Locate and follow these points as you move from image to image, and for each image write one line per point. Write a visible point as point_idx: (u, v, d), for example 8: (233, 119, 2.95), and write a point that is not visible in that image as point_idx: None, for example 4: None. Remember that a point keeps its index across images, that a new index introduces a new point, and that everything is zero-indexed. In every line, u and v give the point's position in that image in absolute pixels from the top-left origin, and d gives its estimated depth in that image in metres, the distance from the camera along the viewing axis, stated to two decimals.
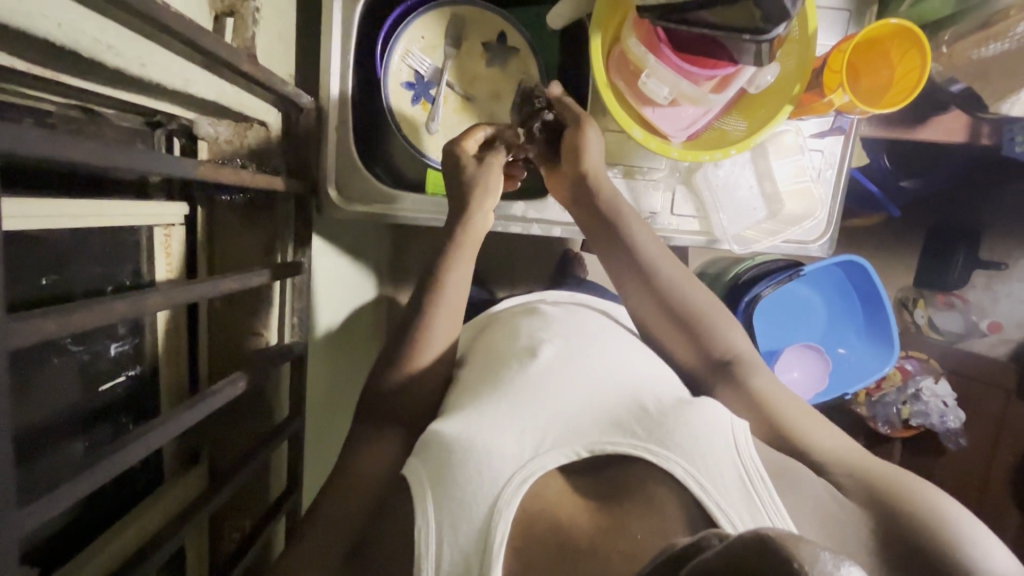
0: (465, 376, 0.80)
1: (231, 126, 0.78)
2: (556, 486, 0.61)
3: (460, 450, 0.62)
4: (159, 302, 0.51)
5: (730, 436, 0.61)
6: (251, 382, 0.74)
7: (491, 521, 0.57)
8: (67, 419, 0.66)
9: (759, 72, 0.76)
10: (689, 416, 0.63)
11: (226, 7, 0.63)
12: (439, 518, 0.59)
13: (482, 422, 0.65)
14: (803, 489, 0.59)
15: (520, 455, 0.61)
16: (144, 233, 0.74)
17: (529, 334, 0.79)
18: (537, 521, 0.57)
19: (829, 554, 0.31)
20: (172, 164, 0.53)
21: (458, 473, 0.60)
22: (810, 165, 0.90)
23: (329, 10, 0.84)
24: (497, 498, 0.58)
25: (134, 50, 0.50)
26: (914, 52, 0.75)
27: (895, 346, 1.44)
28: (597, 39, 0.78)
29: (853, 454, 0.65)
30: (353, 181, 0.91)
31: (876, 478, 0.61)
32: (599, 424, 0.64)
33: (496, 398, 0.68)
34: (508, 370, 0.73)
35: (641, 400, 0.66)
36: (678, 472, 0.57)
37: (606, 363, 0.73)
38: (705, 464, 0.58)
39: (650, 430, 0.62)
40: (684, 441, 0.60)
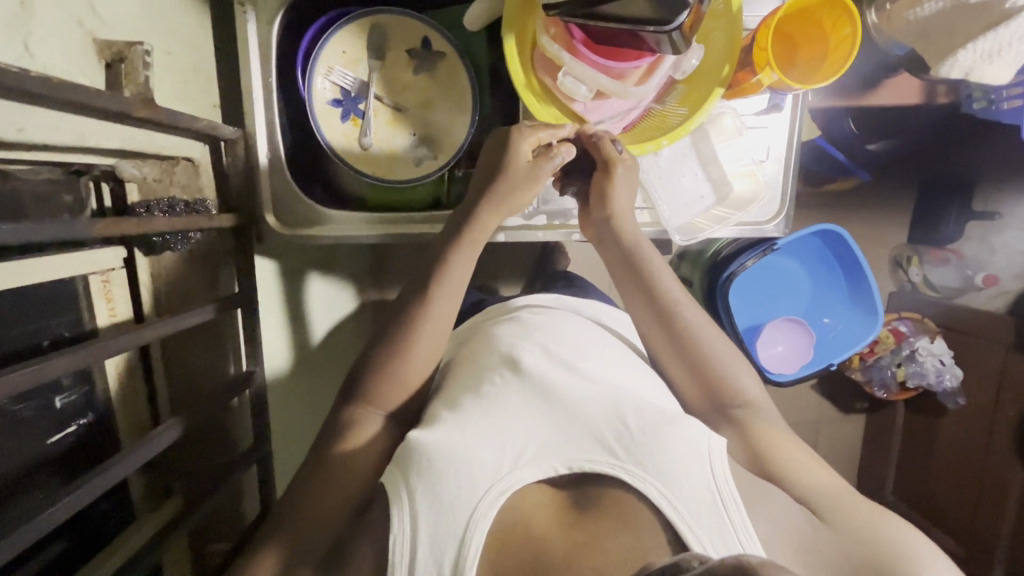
0: (449, 383, 0.79)
1: (156, 166, 0.78)
2: (535, 500, 0.61)
3: (439, 458, 0.61)
4: (65, 365, 0.55)
5: (706, 457, 0.61)
6: (191, 423, 0.75)
7: (466, 535, 0.57)
8: (20, 473, 0.68)
9: (683, 58, 0.73)
10: (667, 435, 0.62)
11: (115, 53, 0.62)
12: (416, 528, 0.58)
13: (462, 436, 0.64)
14: (776, 510, 0.61)
15: (497, 468, 0.61)
16: (79, 282, 0.75)
17: (510, 343, 0.78)
18: (513, 533, 0.58)
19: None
20: (55, 228, 0.53)
21: (438, 482, 0.60)
22: (753, 146, 0.87)
23: (244, 35, 0.83)
24: (473, 512, 0.58)
25: (6, 117, 0.50)
26: (845, 19, 0.71)
27: (879, 314, 1.41)
28: (510, 41, 0.74)
29: (832, 486, 0.68)
30: (293, 207, 0.91)
31: (853, 512, 0.64)
32: (578, 440, 0.64)
33: (477, 410, 0.68)
34: (488, 382, 0.73)
35: (621, 411, 0.66)
36: (652, 494, 0.58)
37: (586, 373, 0.73)
38: (681, 486, 0.58)
39: (629, 449, 0.62)
40: (662, 463, 0.60)
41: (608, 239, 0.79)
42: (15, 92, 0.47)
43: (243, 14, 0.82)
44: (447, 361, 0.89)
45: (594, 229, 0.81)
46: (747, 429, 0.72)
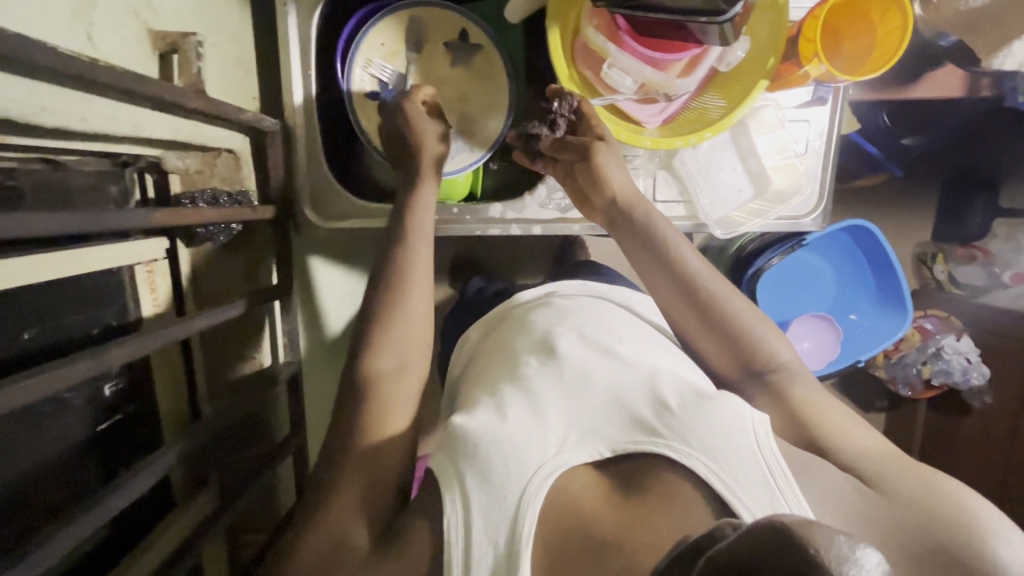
0: (483, 372, 0.79)
1: (198, 157, 0.79)
2: (582, 481, 0.60)
3: (485, 443, 0.61)
4: (131, 351, 0.54)
5: (750, 432, 0.59)
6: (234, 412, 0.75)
7: (516, 518, 0.55)
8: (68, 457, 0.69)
9: (728, 49, 0.73)
10: (711, 411, 0.61)
11: (168, 44, 0.62)
12: (463, 510, 0.57)
13: (505, 419, 0.63)
14: (827, 480, 0.58)
15: (543, 452, 0.61)
16: (125, 273, 0.75)
17: (545, 328, 0.78)
18: (561, 512, 0.57)
19: (843, 538, 0.32)
20: (121, 216, 0.53)
21: (483, 463, 0.59)
22: (793, 139, 0.86)
23: (285, 28, 0.83)
24: (523, 493, 0.57)
25: (72, 107, 0.50)
26: (896, 10, 0.70)
27: (908, 308, 1.40)
28: (554, 33, 0.74)
29: (882, 448, 0.62)
30: (329, 199, 0.91)
31: (910, 476, 0.58)
32: (620, 421, 0.63)
33: (518, 395, 0.67)
34: (525, 366, 0.72)
35: (661, 391, 0.65)
36: (699, 469, 0.56)
37: (625, 355, 0.72)
38: (728, 459, 0.57)
39: (671, 425, 0.60)
40: (706, 438, 0.58)
41: (620, 221, 0.76)
42: (85, 81, 0.48)
43: (284, 7, 0.83)
44: (478, 353, 0.88)
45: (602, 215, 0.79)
46: (783, 396, 0.67)
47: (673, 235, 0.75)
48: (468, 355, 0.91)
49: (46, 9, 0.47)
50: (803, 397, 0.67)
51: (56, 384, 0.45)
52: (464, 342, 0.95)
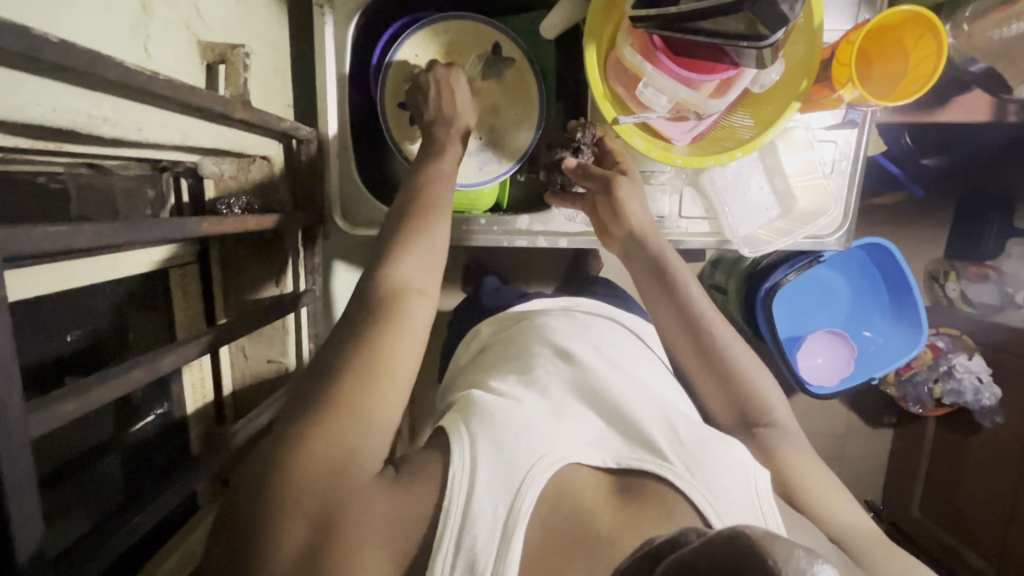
0: (496, 366, 0.79)
1: (234, 163, 0.80)
2: (584, 477, 0.59)
3: (501, 421, 0.60)
4: (176, 359, 0.53)
5: (753, 480, 0.60)
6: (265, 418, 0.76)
7: (516, 497, 0.54)
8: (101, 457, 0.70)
9: (763, 72, 0.74)
10: (717, 452, 0.62)
11: (217, 55, 0.64)
12: (476, 466, 0.55)
13: (523, 409, 0.64)
14: (813, 539, 0.59)
15: (555, 441, 0.60)
16: (160, 276, 0.76)
17: (563, 337, 0.78)
18: (561, 502, 0.56)
19: (804, 552, 0.35)
20: (176, 224, 0.53)
21: (500, 437, 0.58)
22: (822, 159, 0.87)
23: (322, 37, 0.84)
24: (529, 472, 0.56)
25: (130, 117, 0.51)
26: (929, 37, 0.71)
27: (923, 328, 1.38)
28: (591, 51, 0.76)
29: (861, 525, 0.66)
30: (358, 207, 0.91)
31: (884, 559, 0.62)
32: (627, 438, 0.63)
33: (535, 395, 0.68)
34: (543, 367, 0.73)
35: (674, 420, 0.65)
36: (698, 502, 0.57)
37: (637, 380, 0.73)
38: (726, 501, 0.57)
39: (678, 453, 0.61)
40: (711, 474, 0.59)
41: (635, 253, 0.79)
42: (146, 94, 0.49)
43: (322, 16, 0.84)
44: (479, 355, 0.88)
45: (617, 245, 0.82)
46: (774, 453, 0.68)
47: (684, 269, 0.77)
48: (476, 352, 0.90)
49: (110, 22, 0.48)
50: (796, 459, 0.68)
51: (121, 386, 0.45)
52: (473, 336, 0.95)
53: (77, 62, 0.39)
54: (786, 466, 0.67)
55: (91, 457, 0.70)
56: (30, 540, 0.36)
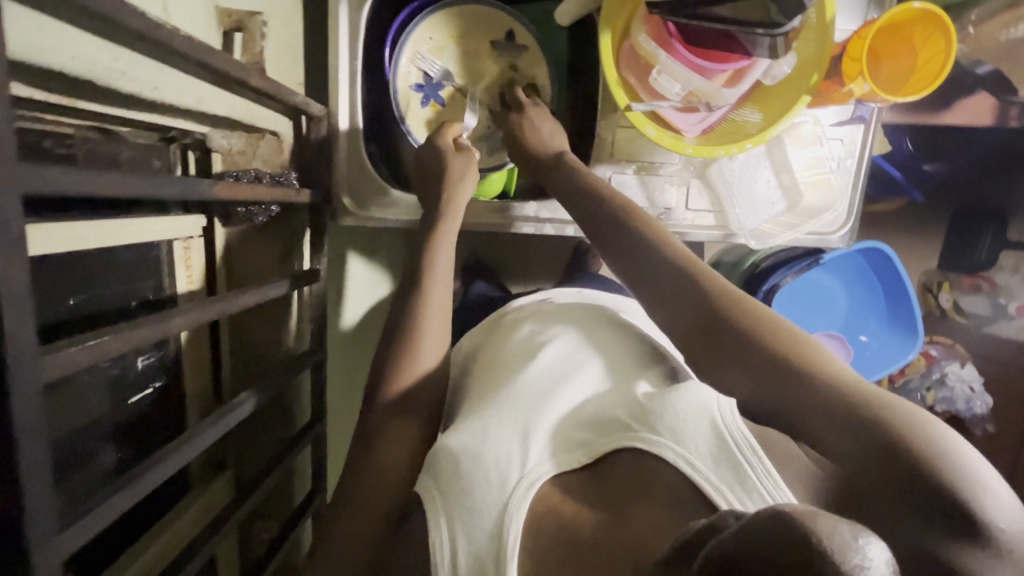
0: (473, 385, 0.79)
1: (243, 138, 0.79)
2: (563, 487, 0.58)
3: (464, 461, 0.61)
4: (182, 322, 0.52)
5: (715, 410, 0.56)
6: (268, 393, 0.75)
7: (502, 528, 0.55)
8: (96, 432, 0.68)
9: (775, 64, 0.76)
10: (672, 400, 0.58)
11: (234, 22, 0.63)
12: (450, 526, 0.57)
13: (484, 433, 0.63)
14: (807, 458, 0.53)
15: (521, 460, 0.60)
16: (163, 248, 0.75)
17: (530, 344, 0.78)
18: (545, 519, 0.55)
19: (847, 528, 0.32)
20: (189, 185, 0.52)
21: (465, 483, 0.59)
22: (829, 155, 0.88)
23: (336, 17, 0.84)
24: (505, 504, 0.56)
25: (148, 74, 0.51)
26: (939, 36, 0.72)
27: (919, 332, 1.41)
28: (606, 37, 0.76)
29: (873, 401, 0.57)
30: (366, 188, 0.91)
31: None
32: (594, 426, 0.62)
33: (495, 408, 0.67)
34: (507, 379, 0.72)
35: (633, 396, 0.63)
36: (670, 457, 0.53)
37: (605, 371, 0.72)
38: (693, 442, 0.53)
39: (640, 417, 0.58)
40: (673, 424, 0.56)
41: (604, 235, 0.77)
42: (167, 51, 0.49)
43: None
44: (467, 363, 0.88)
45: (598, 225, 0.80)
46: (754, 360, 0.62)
47: (621, 202, 0.76)
48: (464, 358, 0.90)
49: None
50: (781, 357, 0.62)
51: (127, 341, 0.44)
52: (455, 353, 0.94)
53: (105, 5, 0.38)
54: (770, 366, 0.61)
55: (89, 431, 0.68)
56: (34, 485, 0.35)
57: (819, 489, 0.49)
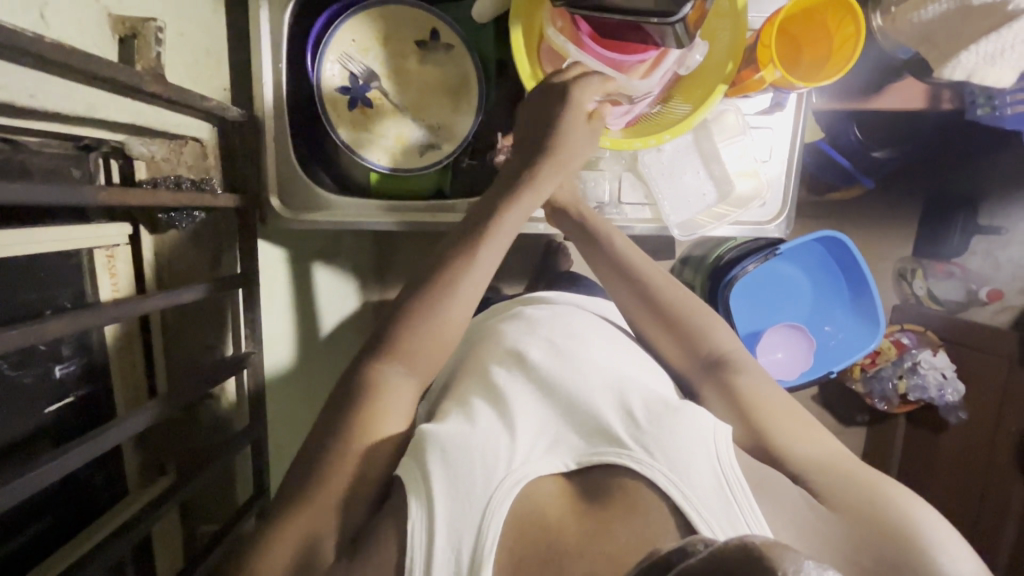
0: (456, 381, 0.79)
1: (164, 145, 0.79)
2: (546, 490, 0.60)
3: (453, 452, 0.60)
4: (60, 327, 0.53)
5: (710, 442, 0.61)
6: (189, 397, 0.75)
7: (482, 524, 0.56)
8: (22, 439, 0.69)
9: (687, 54, 0.74)
10: (673, 424, 0.62)
11: (128, 29, 0.63)
12: (432, 517, 0.55)
13: (475, 432, 0.63)
14: (781, 492, 0.60)
15: (509, 461, 0.61)
16: (84, 255, 0.75)
17: (518, 341, 0.78)
18: (530, 522, 0.57)
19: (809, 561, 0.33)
20: (68, 192, 0.53)
21: (453, 474, 0.58)
22: (756, 145, 0.88)
23: (256, 22, 0.84)
24: (490, 500, 0.57)
25: (19, 83, 0.51)
26: (849, 21, 0.71)
27: (881, 325, 1.39)
28: (517, 32, 0.75)
29: (829, 454, 0.66)
30: (296, 191, 0.91)
31: (855, 476, 0.62)
32: (587, 433, 0.64)
33: (486, 409, 0.67)
34: (497, 377, 0.72)
35: (629, 406, 0.65)
36: (661, 480, 0.58)
37: (595, 367, 0.72)
38: (689, 473, 0.58)
39: (636, 436, 0.62)
40: (669, 449, 0.60)
41: (607, 260, 0.82)
42: (32, 58, 0.49)
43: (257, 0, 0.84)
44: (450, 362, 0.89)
45: (586, 244, 0.84)
46: (733, 384, 0.72)
47: (647, 268, 0.81)
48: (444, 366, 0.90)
49: None
50: (758, 393, 0.70)
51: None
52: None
53: None
54: (748, 400, 0.70)
55: (18, 446, 0.68)
56: None
57: (828, 539, 0.57)
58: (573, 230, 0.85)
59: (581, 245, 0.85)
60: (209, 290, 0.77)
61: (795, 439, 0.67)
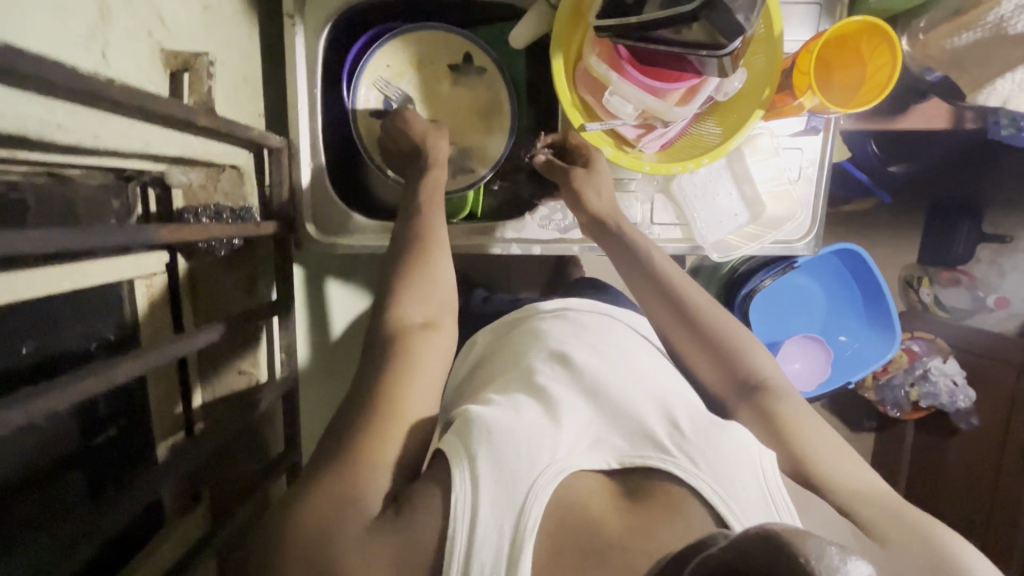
0: (492, 379, 0.78)
1: (202, 172, 0.79)
2: (588, 482, 0.58)
3: (498, 434, 0.58)
4: (128, 369, 0.53)
5: (757, 464, 0.60)
6: (207, 449, 0.73)
7: (524, 509, 0.53)
8: (53, 465, 0.70)
9: (726, 81, 0.75)
10: (719, 438, 0.61)
11: (180, 63, 0.64)
12: (478, 489, 0.54)
13: (522, 417, 0.62)
14: (827, 521, 0.60)
15: (555, 447, 0.59)
16: (124, 287, 0.75)
17: (558, 341, 0.77)
18: (570, 515, 0.55)
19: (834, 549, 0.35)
20: (131, 233, 0.53)
21: (497, 453, 0.56)
22: (788, 166, 0.89)
23: (292, 47, 0.84)
24: (533, 484, 0.55)
25: (85, 124, 0.51)
26: (885, 47, 0.73)
27: (897, 330, 1.42)
28: (558, 60, 0.77)
29: (870, 488, 0.66)
30: (330, 216, 0.91)
31: (901, 515, 0.62)
32: (630, 433, 0.63)
33: (530, 400, 0.66)
34: (538, 374, 0.72)
35: (672, 416, 0.64)
36: (705, 490, 0.56)
37: (635, 377, 0.72)
38: (734, 485, 0.57)
39: (680, 445, 0.61)
40: (714, 460, 0.59)
41: (636, 264, 0.82)
42: (101, 100, 0.49)
43: (292, 26, 0.84)
44: (483, 361, 0.88)
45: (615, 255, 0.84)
46: (769, 408, 0.71)
47: (684, 282, 0.80)
48: (476, 363, 0.90)
49: (62, 27, 0.49)
50: (797, 419, 0.70)
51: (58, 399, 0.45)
52: (468, 352, 0.95)
53: (24, 68, 0.39)
54: (787, 425, 0.69)
55: (47, 476, 0.69)
56: None
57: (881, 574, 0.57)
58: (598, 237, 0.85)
59: (613, 248, 0.84)
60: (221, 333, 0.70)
61: (834, 468, 0.66)
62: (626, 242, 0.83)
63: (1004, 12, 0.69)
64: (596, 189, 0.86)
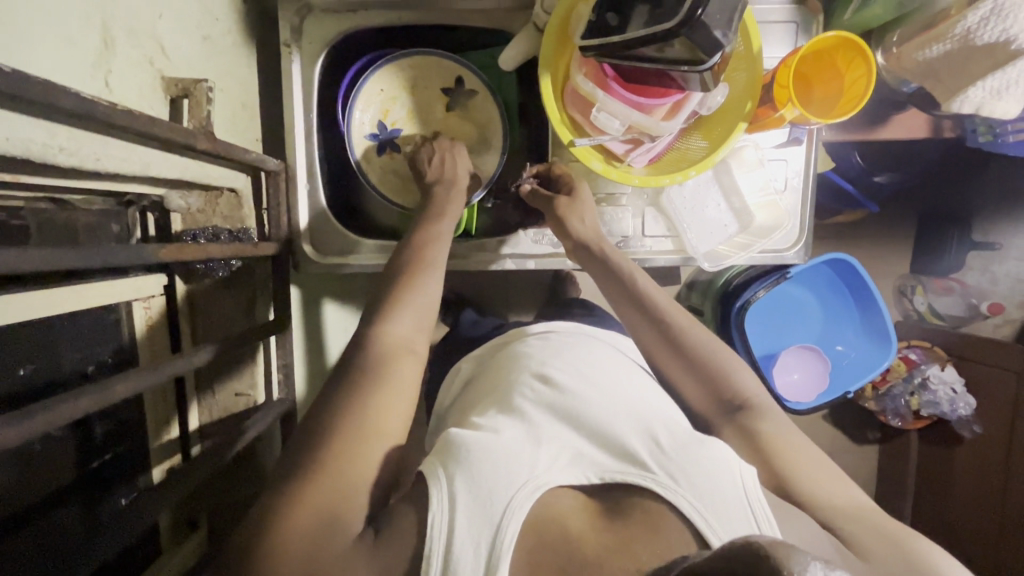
0: (480, 401, 0.78)
1: (202, 197, 0.81)
2: (565, 503, 0.59)
3: (477, 453, 0.59)
4: (126, 387, 0.53)
5: (738, 475, 0.60)
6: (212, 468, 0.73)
7: (501, 523, 0.54)
8: (52, 495, 0.69)
9: (709, 95, 0.77)
10: (699, 454, 0.62)
11: (180, 90, 0.66)
12: (455, 508, 0.55)
13: (500, 435, 0.63)
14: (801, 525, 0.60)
15: (533, 467, 0.60)
16: (124, 310, 0.75)
17: (541, 360, 0.78)
18: (549, 529, 0.56)
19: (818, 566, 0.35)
20: (131, 252, 0.53)
21: (476, 470, 0.57)
22: (774, 178, 0.91)
23: (289, 74, 0.87)
24: (510, 500, 0.56)
25: (87, 147, 0.52)
26: (860, 60, 0.76)
27: (892, 339, 1.42)
28: (546, 79, 0.79)
29: (843, 500, 0.66)
30: (327, 238, 0.93)
31: (876, 526, 0.63)
32: (612, 451, 0.64)
33: (512, 422, 0.67)
34: (522, 395, 0.72)
35: (653, 432, 0.65)
36: (683, 506, 0.57)
37: (618, 396, 0.71)
38: (715, 501, 0.57)
39: (661, 462, 0.61)
40: (694, 477, 0.59)
41: (618, 282, 0.83)
42: (104, 124, 0.50)
43: (289, 54, 0.87)
44: (467, 387, 0.88)
45: (600, 273, 0.85)
46: (754, 430, 0.71)
47: (671, 305, 0.81)
48: (458, 388, 0.90)
49: (66, 55, 0.51)
50: (781, 441, 0.70)
51: (57, 415, 0.45)
52: (456, 374, 0.94)
53: (32, 91, 0.40)
54: (768, 446, 0.69)
55: (46, 505, 0.68)
56: None
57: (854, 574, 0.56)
58: (584, 259, 0.87)
59: (595, 272, 0.86)
60: (217, 351, 0.70)
61: (809, 479, 0.67)
62: (612, 267, 0.85)
63: (970, 24, 0.71)
64: (580, 215, 0.88)
